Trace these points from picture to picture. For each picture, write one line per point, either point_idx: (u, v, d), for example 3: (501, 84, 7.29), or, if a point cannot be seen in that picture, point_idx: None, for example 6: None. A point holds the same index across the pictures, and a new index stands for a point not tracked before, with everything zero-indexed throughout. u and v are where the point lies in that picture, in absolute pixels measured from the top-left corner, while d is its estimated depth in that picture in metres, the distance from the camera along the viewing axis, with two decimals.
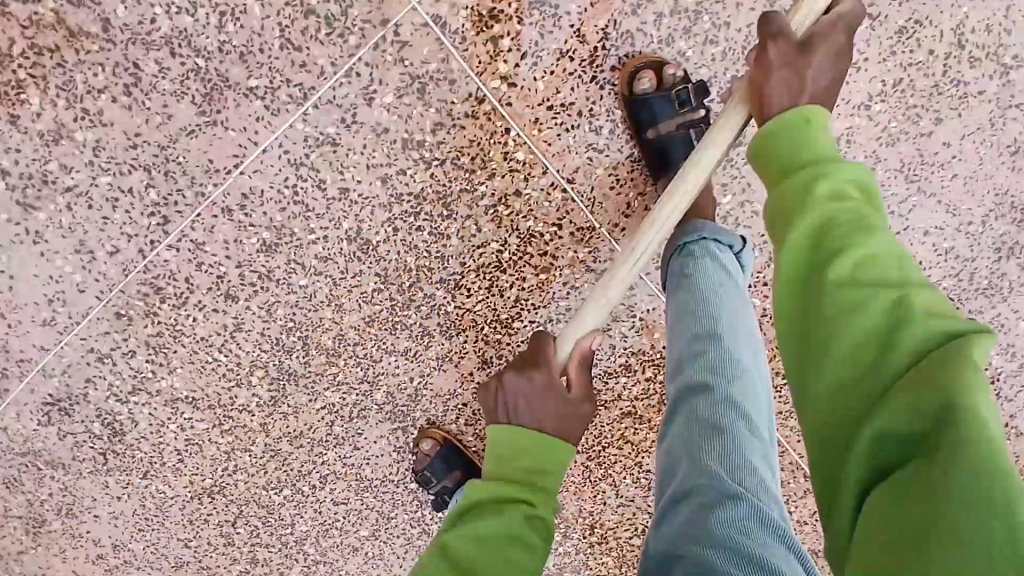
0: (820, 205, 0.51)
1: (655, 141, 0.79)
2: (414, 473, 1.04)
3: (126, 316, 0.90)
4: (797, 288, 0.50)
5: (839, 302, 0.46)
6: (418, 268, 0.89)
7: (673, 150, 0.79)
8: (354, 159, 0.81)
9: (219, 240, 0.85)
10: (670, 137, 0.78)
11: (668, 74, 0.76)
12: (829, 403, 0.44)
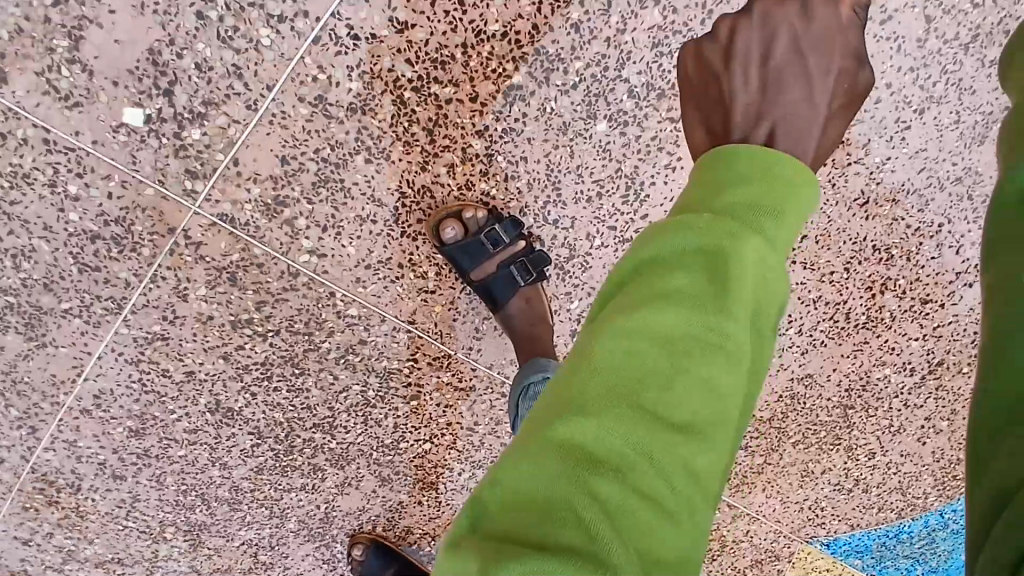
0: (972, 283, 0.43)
1: (480, 283, 0.79)
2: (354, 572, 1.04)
3: (29, 509, 0.93)
4: (681, 245, 0.36)
5: (698, 272, 0.35)
6: (289, 420, 0.90)
7: (499, 291, 0.79)
8: (190, 345, 0.82)
9: (89, 434, 0.87)
10: (493, 274, 0.78)
11: (471, 215, 0.76)
12: (583, 475, 0.31)
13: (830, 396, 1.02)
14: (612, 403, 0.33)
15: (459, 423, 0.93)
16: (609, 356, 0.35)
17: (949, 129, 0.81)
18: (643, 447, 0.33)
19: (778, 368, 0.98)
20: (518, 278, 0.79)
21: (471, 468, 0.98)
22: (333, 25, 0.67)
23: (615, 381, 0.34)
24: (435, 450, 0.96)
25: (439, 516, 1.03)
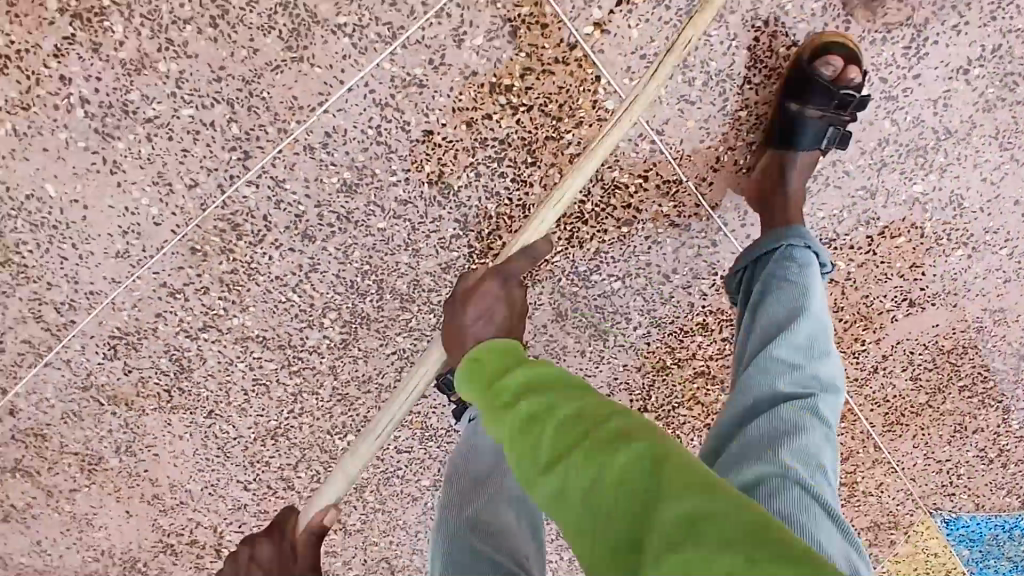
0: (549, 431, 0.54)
1: (795, 117, 0.80)
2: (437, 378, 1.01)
3: (200, 251, 0.89)
4: (511, 368, 0.62)
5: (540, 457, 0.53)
6: (499, 216, 0.88)
7: (802, 136, 0.81)
8: (442, 101, 0.81)
9: (300, 178, 0.85)
10: (811, 121, 0.80)
11: (852, 73, 0.78)
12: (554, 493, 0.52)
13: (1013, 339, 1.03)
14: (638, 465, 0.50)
15: (657, 266, 0.92)
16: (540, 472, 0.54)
17: None
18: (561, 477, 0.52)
19: (974, 294, 0.98)
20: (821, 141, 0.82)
21: (648, 322, 0.97)
22: None
23: (514, 424, 0.56)
24: (620, 291, 0.94)
25: (595, 371, 1.01)
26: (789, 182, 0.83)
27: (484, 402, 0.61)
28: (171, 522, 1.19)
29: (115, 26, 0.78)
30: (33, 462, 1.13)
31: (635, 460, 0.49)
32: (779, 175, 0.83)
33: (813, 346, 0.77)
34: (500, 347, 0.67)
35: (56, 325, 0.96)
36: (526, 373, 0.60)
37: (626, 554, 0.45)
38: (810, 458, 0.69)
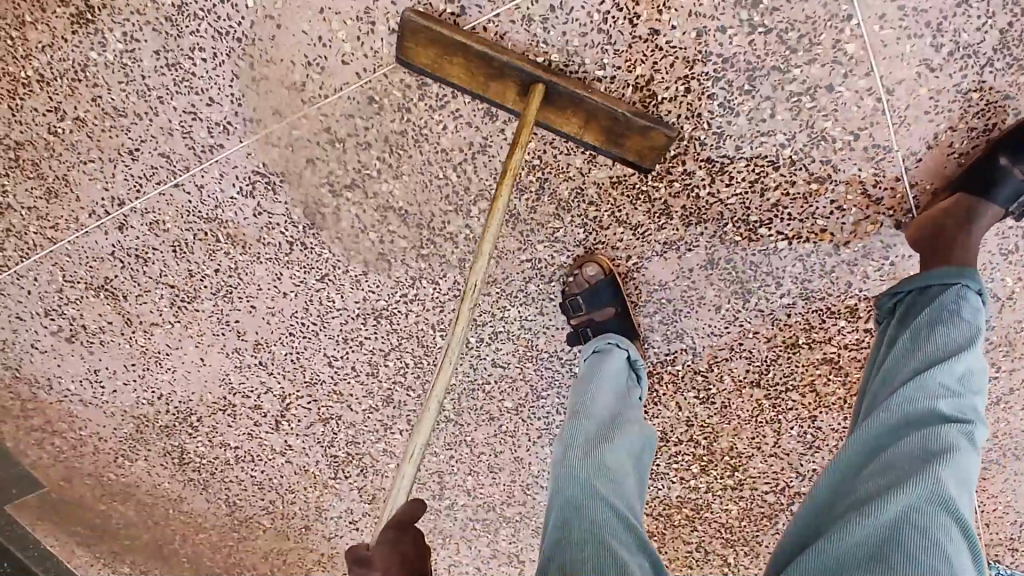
0: None
1: (1003, 170, 0.76)
2: (562, 297, 0.95)
3: (377, 102, 0.86)
4: None
5: None
6: (691, 139, 0.84)
7: (1003, 187, 0.77)
8: (681, 3, 0.77)
9: (505, 50, 0.82)
10: (1015, 177, 0.76)
11: None
12: None
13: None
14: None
15: (831, 234, 0.87)
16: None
17: None
18: None
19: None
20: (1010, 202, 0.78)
21: (797, 293, 0.92)
22: None
23: None
24: (783, 253, 0.89)
25: (721, 331, 0.97)
26: (975, 228, 0.77)
27: None
28: (238, 383, 1.15)
29: None
30: (123, 286, 1.10)
31: None
32: (965, 216, 0.78)
33: (971, 378, 0.69)
34: None
35: (203, 146, 0.93)
36: None
37: None
38: (963, 482, 0.62)
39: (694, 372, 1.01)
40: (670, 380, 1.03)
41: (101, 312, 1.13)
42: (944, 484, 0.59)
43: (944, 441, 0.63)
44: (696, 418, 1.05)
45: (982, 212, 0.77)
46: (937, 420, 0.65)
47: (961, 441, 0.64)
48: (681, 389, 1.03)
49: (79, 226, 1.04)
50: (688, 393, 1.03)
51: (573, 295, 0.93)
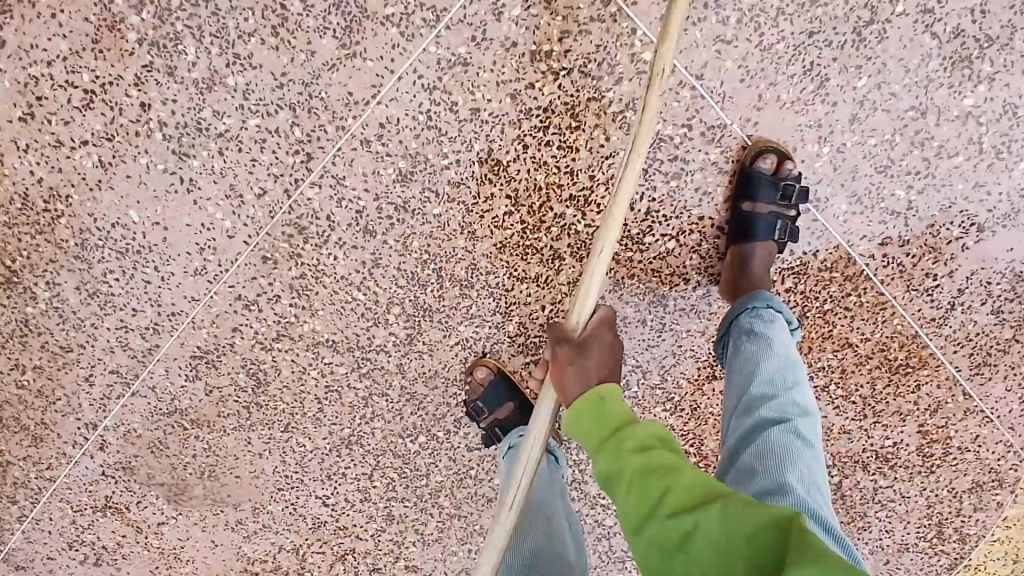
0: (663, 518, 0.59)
1: (749, 213, 0.87)
2: (465, 406, 1.02)
3: (271, 258, 0.95)
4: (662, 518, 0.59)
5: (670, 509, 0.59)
6: (548, 186, 0.90)
7: (757, 228, 0.87)
8: (486, 77, 0.84)
9: (359, 173, 0.89)
10: (762, 208, 0.86)
11: (788, 165, 0.85)
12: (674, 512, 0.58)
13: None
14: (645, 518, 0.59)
15: (711, 219, 0.91)
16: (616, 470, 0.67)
17: None
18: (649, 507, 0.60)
19: None
20: (778, 229, 0.88)
21: (708, 282, 0.96)
22: None
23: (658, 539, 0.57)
24: (676, 251, 0.93)
25: (657, 341, 1.00)
26: (755, 269, 0.88)
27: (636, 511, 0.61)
28: (253, 550, 1.17)
29: (188, 48, 0.84)
30: (124, 497, 1.14)
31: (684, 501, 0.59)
32: (744, 263, 0.89)
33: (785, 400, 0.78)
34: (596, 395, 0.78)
35: (142, 352, 1.02)
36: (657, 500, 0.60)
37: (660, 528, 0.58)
38: (807, 475, 0.70)
39: (652, 388, 1.03)
40: (634, 404, 1.04)
41: (113, 529, 1.17)
42: (786, 483, 0.68)
43: (781, 441, 0.72)
44: (675, 429, 1.06)
45: (751, 252, 0.88)
46: (774, 435, 0.73)
47: (789, 437, 0.73)
48: (648, 406, 1.04)
49: (68, 459, 1.11)
50: (657, 408, 1.04)
51: (473, 400, 1.00)
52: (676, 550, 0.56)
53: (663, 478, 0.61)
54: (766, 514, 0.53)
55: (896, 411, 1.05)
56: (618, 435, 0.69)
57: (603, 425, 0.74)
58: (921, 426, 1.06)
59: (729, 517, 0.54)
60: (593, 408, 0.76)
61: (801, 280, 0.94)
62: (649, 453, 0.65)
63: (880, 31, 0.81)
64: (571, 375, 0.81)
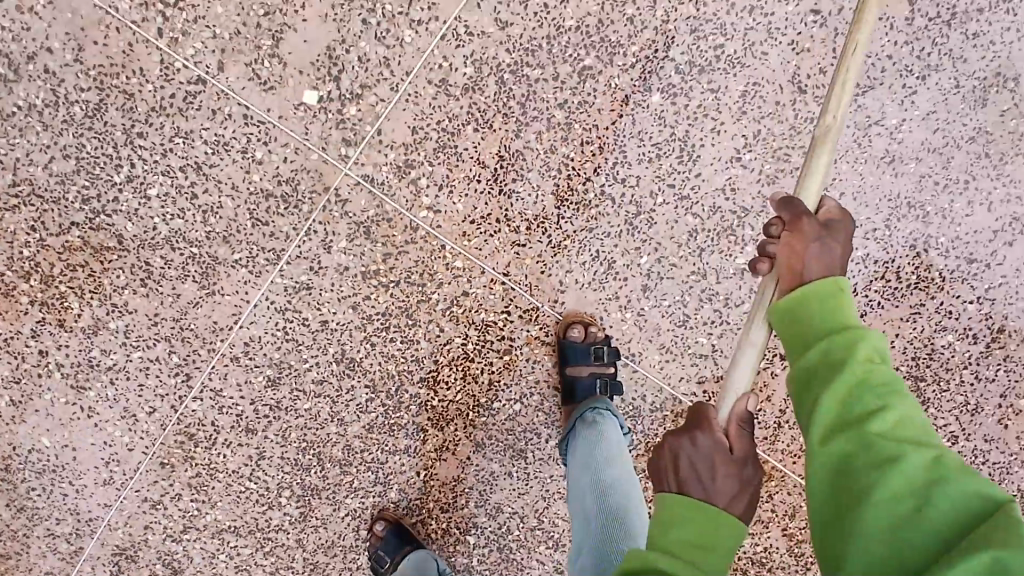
0: (863, 437, 0.56)
1: (571, 377, 0.99)
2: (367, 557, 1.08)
3: (169, 462, 1.06)
4: (837, 449, 0.57)
5: (846, 449, 0.56)
6: (400, 373, 1.03)
7: (580, 391, 0.99)
8: (327, 296, 0.98)
9: (233, 384, 1.02)
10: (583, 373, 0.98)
11: (594, 331, 0.99)
12: (847, 454, 0.56)
13: (899, 365, 1.06)
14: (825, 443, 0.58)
15: (547, 382, 1.04)
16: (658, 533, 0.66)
17: (951, 94, 0.95)
18: (831, 429, 0.58)
19: None
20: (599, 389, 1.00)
21: (557, 433, 1.07)
22: (455, 26, 0.88)
23: (834, 481, 0.56)
24: (523, 411, 1.05)
25: (526, 488, 1.09)
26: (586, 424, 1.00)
27: (842, 433, 0.57)
28: None
29: (73, 303, 0.99)
30: None
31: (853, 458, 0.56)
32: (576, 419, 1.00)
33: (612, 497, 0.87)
34: (812, 291, 0.68)
35: (66, 553, 1.09)
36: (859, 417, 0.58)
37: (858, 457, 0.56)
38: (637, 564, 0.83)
39: (532, 530, 1.11)
40: (519, 545, 1.12)
41: None
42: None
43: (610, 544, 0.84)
44: (562, 565, 1.13)
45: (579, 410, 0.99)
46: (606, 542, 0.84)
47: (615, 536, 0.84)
48: (533, 547, 1.12)
49: None
50: (541, 547, 1.12)
51: (376, 551, 1.06)
52: (850, 515, 0.54)
53: (881, 394, 0.58)
54: (969, 488, 0.51)
55: (758, 518, 1.15)
56: (845, 336, 0.62)
57: (806, 332, 0.66)
58: (786, 530, 1.16)
59: (939, 468, 0.53)
60: (800, 316, 0.67)
61: (638, 422, 1.05)
62: (875, 365, 0.60)
63: (649, 218, 0.96)
64: (815, 271, 0.72)
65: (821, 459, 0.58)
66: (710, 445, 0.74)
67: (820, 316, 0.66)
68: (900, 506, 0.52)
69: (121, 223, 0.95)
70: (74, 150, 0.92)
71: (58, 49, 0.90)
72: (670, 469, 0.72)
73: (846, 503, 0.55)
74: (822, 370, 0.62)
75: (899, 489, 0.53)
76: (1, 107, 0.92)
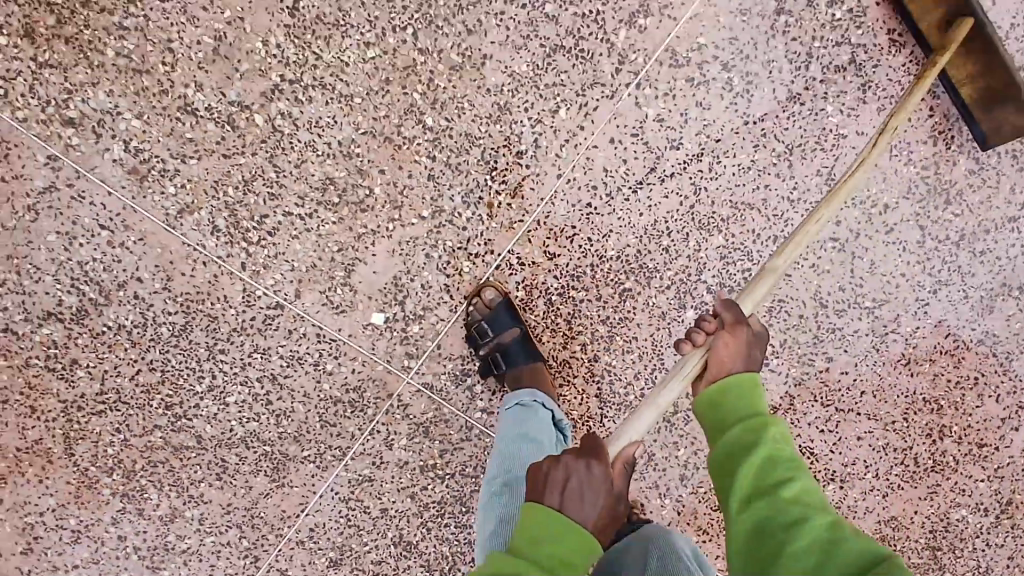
0: (785, 510, 0.58)
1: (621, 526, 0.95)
2: None
3: None
4: (754, 517, 0.59)
5: (758, 520, 0.59)
6: (454, 553, 1.09)
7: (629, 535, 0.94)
8: (387, 485, 1.06)
9: (297, 565, 1.08)
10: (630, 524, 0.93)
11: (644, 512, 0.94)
12: (757, 527, 0.58)
13: (918, 538, 1.11)
14: (740, 510, 0.60)
15: None
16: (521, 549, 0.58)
17: (959, 301, 1.02)
18: (751, 515, 0.59)
19: (864, 512, 1.10)
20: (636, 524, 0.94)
21: None
22: (508, 257, 0.97)
23: (752, 549, 0.57)
24: None
25: None
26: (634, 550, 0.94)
27: (756, 501, 0.60)
28: None
29: (153, 494, 1.05)
30: None
31: (784, 535, 0.56)
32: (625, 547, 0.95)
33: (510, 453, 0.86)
34: (740, 381, 0.70)
35: None
36: (789, 505, 0.58)
37: (768, 523, 0.58)
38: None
39: None
40: None
41: None
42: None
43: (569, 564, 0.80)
44: None
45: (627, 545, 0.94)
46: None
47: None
48: None
49: None
50: None
51: None
52: (767, 573, 0.55)
53: (787, 468, 0.61)
54: (861, 549, 0.54)
55: None
56: (761, 422, 0.65)
57: (726, 417, 0.68)
58: None
59: (841, 531, 0.56)
60: (714, 411, 0.69)
61: None
62: (784, 448, 0.63)
63: (686, 415, 1.02)
64: (741, 365, 0.72)
65: (745, 522, 0.59)
66: (598, 470, 0.65)
67: (733, 393, 0.69)
68: (806, 566, 0.54)
69: (201, 425, 1.02)
70: (160, 363, 0.99)
71: (147, 277, 0.95)
72: (553, 484, 0.63)
73: (756, 566, 0.56)
74: (735, 447, 0.64)
75: (813, 546, 0.55)
76: (90, 327, 0.97)
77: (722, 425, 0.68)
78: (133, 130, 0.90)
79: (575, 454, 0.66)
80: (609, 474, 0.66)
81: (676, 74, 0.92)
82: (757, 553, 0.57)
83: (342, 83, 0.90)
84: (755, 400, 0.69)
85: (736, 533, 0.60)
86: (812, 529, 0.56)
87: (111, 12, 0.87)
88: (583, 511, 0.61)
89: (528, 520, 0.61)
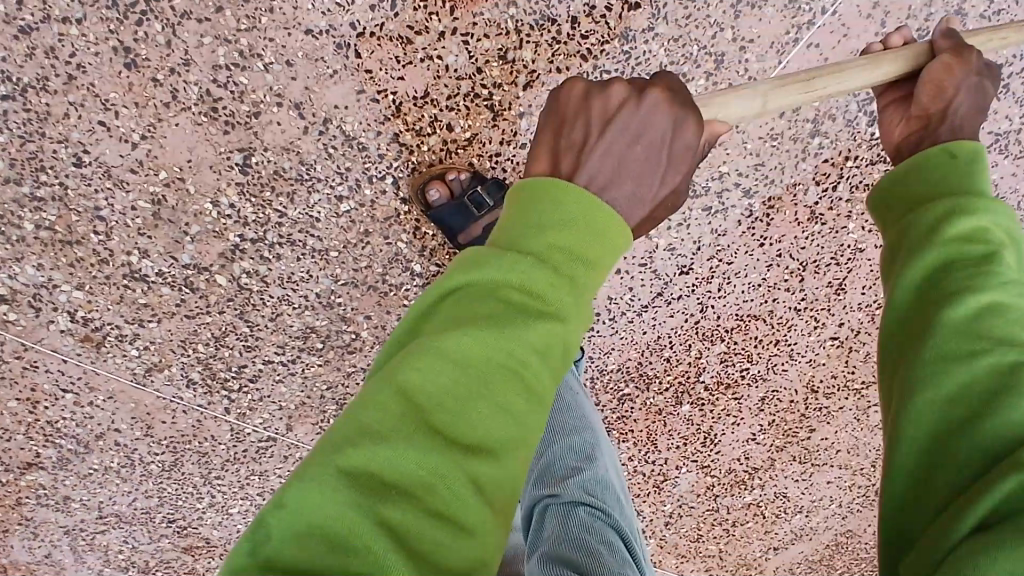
0: (950, 325, 0.43)
1: None
2: None
3: None
4: (903, 315, 0.47)
5: (908, 319, 0.46)
6: None
7: None
8: None
9: None
10: None
11: None
12: (906, 334, 0.46)
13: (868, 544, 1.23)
14: (895, 310, 0.47)
15: None
16: (506, 233, 0.42)
17: None
18: (907, 313, 0.46)
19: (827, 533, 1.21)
20: None
21: None
22: None
23: (899, 350, 0.46)
24: None
25: None
26: None
27: (914, 301, 0.46)
28: None
29: None
30: None
31: (930, 349, 0.43)
32: None
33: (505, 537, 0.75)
34: (967, 154, 0.52)
35: None
36: (969, 312, 0.43)
37: (917, 332, 0.45)
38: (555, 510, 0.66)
39: None
40: None
41: None
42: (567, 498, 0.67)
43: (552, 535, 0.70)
44: None
45: None
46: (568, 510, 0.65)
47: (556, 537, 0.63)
48: None
49: None
50: None
51: None
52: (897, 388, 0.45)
53: (993, 263, 0.44)
54: None
55: None
56: (963, 197, 0.48)
57: (916, 187, 0.52)
58: None
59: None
60: (908, 176, 0.53)
61: None
62: (989, 237, 0.46)
63: (673, 481, 1.09)
64: (967, 103, 0.59)
65: (894, 316, 0.47)
66: (652, 97, 0.49)
67: (942, 163, 0.52)
68: (948, 410, 0.42)
69: (208, 530, 1.03)
70: (156, 491, 0.99)
71: (125, 427, 0.92)
72: (561, 156, 0.47)
73: (891, 402, 0.45)
74: (918, 220, 0.49)
75: (957, 389, 0.42)
76: (76, 469, 0.96)
77: (906, 204, 0.52)
78: (77, 303, 0.81)
79: (664, 99, 0.49)
80: (694, 157, 0.50)
81: (690, 205, 0.83)
82: (901, 356, 0.46)
83: (314, 238, 0.80)
84: (965, 170, 0.51)
85: (890, 327, 0.47)
86: (979, 363, 0.42)
87: (17, 183, 0.73)
88: (631, 156, 0.46)
89: (527, 200, 0.43)
